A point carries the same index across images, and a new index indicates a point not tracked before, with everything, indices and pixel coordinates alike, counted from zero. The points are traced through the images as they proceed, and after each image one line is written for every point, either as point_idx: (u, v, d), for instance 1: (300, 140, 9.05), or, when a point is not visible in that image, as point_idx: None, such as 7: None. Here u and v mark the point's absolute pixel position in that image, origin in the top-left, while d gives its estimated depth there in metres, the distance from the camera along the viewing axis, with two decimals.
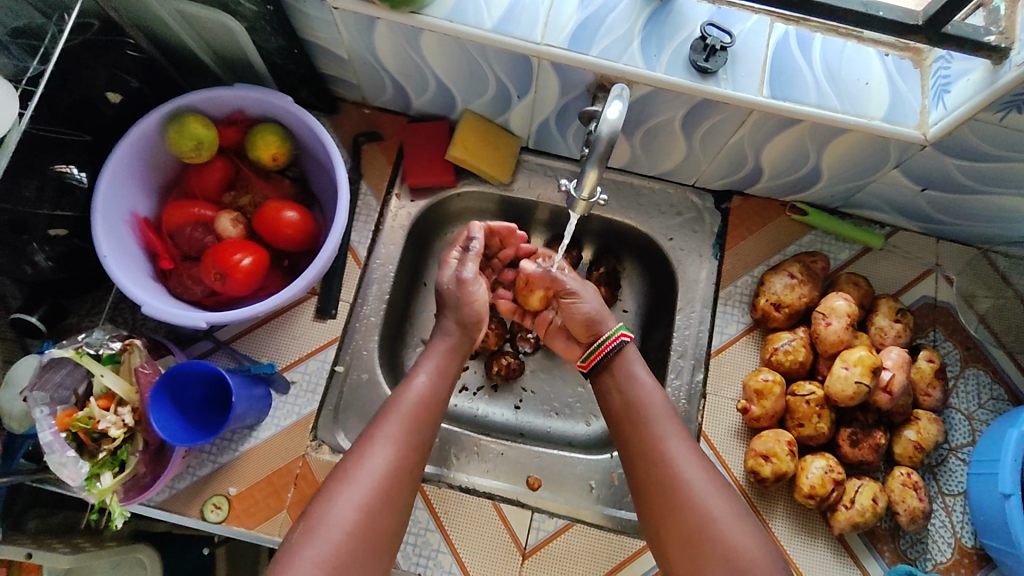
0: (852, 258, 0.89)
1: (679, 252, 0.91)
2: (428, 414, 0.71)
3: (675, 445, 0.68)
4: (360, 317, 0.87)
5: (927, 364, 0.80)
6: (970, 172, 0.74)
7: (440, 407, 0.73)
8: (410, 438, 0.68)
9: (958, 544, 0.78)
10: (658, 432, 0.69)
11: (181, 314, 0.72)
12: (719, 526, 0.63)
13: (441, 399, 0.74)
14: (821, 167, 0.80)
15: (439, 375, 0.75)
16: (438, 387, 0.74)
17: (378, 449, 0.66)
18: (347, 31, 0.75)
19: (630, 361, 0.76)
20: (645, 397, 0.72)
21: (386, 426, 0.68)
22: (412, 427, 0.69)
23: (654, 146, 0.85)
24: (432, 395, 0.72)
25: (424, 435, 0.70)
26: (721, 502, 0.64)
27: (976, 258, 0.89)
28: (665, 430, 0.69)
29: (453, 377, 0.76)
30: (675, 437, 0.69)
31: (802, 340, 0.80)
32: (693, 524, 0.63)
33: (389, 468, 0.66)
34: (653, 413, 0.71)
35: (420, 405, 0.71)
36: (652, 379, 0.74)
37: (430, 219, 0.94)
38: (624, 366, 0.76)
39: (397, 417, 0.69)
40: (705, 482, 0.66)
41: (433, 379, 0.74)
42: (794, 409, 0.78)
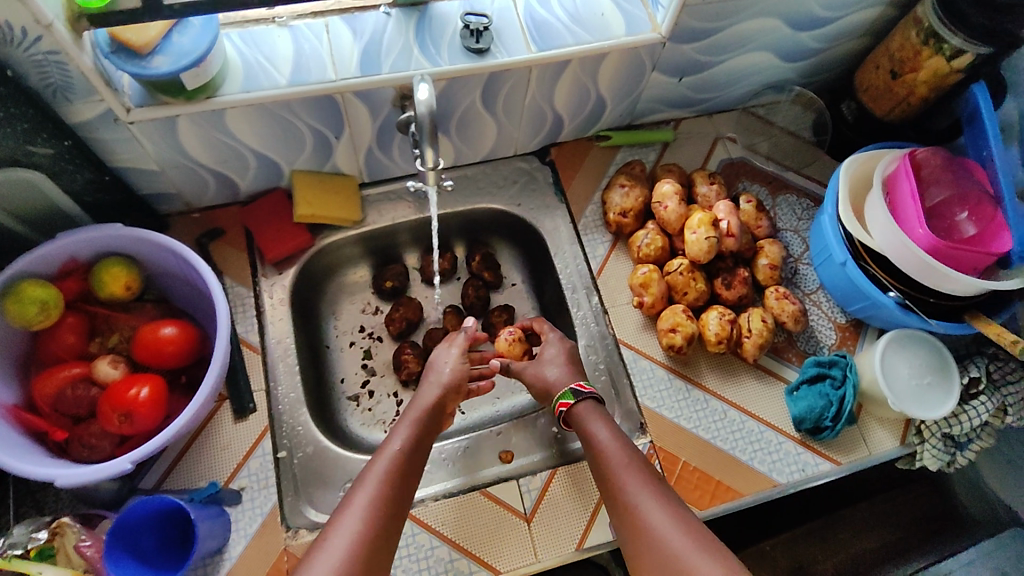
0: (659, 156, 1.05)
1: (531, 212, 1.02)
2: (403, 484, 0.70)
3: (635, 489, 0.70)
4: (280, 399, 0.86)
5: (748, 206, 0.97)
6: (702, 50, 0.93)
7: (418, 471, 0.74)
8: (384, 503, 0.68)
9: (836, 324, 0.95)
10: (623, 483, 0.71)
11: (101, 467, 0.67)
12: (676, 554, 0.64)
13: (417, 463, 0.74)
14: (603, 95, 0.96)
15: (415, 439, 0.75)
16: (413, 453, 0.74)
17: (353, 511, 0.66)
18: (150, 142, 0.77)
19: (588, 421, 0.78)
20: (604, 453, 0.74)
21: (365, 484, 0.69)
22: (391, 487, 0.69)
23: (470, 133, 0.95)
24: (406, 459, 0.72)
25: (399, 504, 0.69)
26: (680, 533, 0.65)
27: (742, 115, 1.10)
28: (630, 482, 0.71)
29: (429, 445, 0.77)
30: (635, 480, 0.71)
31: (655, 231, 0.94)
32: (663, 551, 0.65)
33: (367, 525, 0.65)
34: (615, 467, 0.72)
35: (400, 464, 0.71)
36: (610, 432, 0.76)
37: (304, 282, 0.96)
38: (583, 425, 0.78)
39: (376, 481, 0.69)
40: (665, 518, 0.67)
41: (409, 445, 0.74)
42: (674, 284, 0.91)
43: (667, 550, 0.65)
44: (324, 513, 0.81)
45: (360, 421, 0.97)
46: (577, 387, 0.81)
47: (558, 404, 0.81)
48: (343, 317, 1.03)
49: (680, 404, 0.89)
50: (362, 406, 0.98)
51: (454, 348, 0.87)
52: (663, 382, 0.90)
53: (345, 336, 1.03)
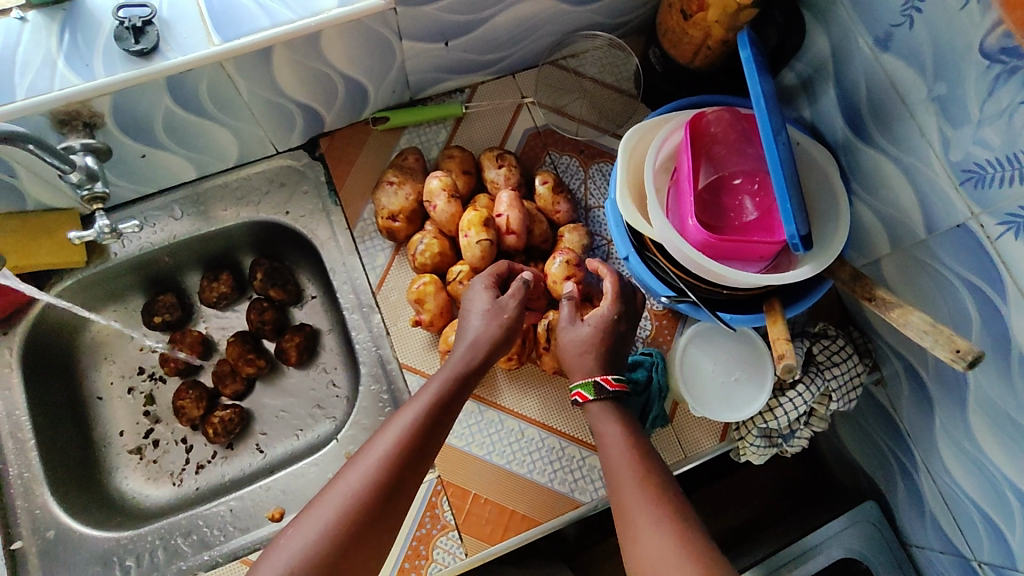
0: (449, 134, 0.91)
1: (302, 220, 0.88)
2: (405, 474, 0.61)
3: (621, 482, 0.62)
4: (13, 479, 0.76)
5: (543, 188, 0.84)
6: (454, 8, 0.75)
7: (446, 435, 0.65)
8: (388, 483, 0.59)
9: (652, 312, 0.84)
10: (613, 472, 0.64)
11: None
12: (654, 564, 0.55)
13: (442, 430, 0.65)
14: (349, 76, 0.80)
15: (441, 404, 0.65)
16: (437, 421, 0.64)
17: (327, 503, 0.58)
18: None
19: (599, 424, 0.68)
20: (606, 446, 0.66)
21: (382, 438, 0.62)
22: (410, 453, 0.61)
23: (196, 142, 0.81)
24: (428, 426, 0.63)
25: (395, 497, 0.60)
26: (661, 535, 0.57)
27: (548, 71, 0.95)
28: (624, 478, 0.62)
29: (459, 407, 0.67)
30: (633, 476, 0.62)
31: (433, 233, 0.81)
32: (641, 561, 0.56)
33: (339, 521, 0.57)
34: (607, 453, 0.65)
35: (411, 429, 0.62)
36: (620, 429, 0.66)
37: (45, 336, 0.85)
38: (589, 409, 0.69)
39: (391, 443, 0.61)
40: (648, 516, 0.58)
41: (431, 407, 0.64)
42: (455, 295, 0.80)
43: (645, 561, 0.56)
44: None
45: (144, 477, 0.87)
46: (604, 380, 0.68)
47: (576, 393, 0.69)
48: (118, 360, 0.92)
49: (473, 428, 0.79)
50: (146, 459, 0.88)
51: (481, 286, 0.73)
52: None
53: (121, 383, 0.91)
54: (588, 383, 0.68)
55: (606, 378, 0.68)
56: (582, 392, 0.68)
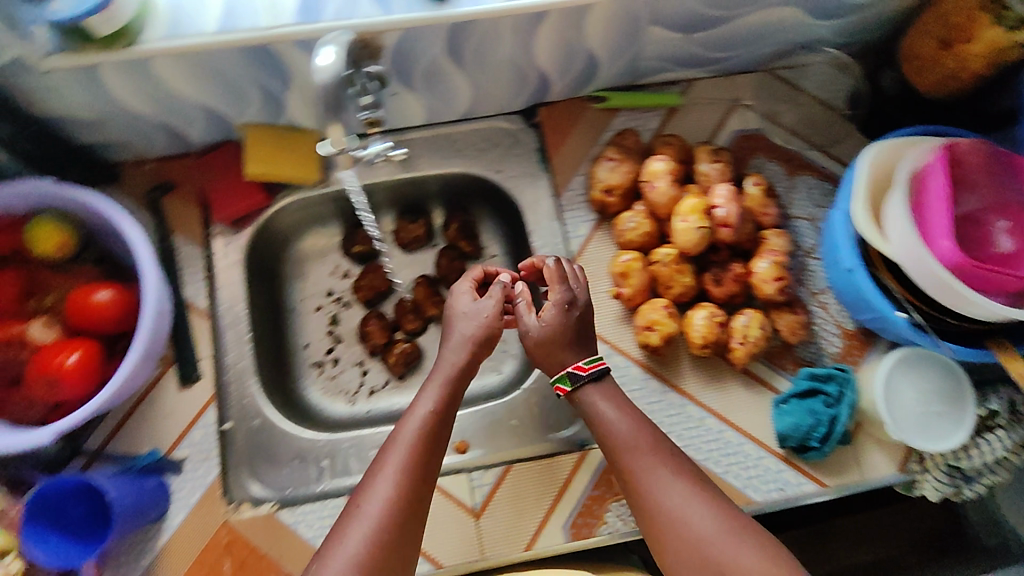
0: (662, 123, 0.92)
1: (511, 180, 0.92)
2: (432, 451, 0.66)
3: (643, 470, 0.66)
4: (228, 367, 0.82)
5: (755, 188, 0.84)
6: (713, 4, 0.77)
7: (449, 431, 0.69)
8: (422, 469, 0.65)
9: (843, 330, 0.85)
10: (630, 462, 0.67)
11: (20, 438, 0.66)
12: (705, 543, 0.61)
13: (446, 424, 0.70)
14: (594, 51, 0.82)
15: (445, 394, 0.70)
16: (444, 411, 0.69)
17: (382, 484, 0.63)
18: (71, 91, 0.70)
19: (592, 404, 0.71)
20: (621, 438, 0.68)
21: (393, 451, 0.65)
22: (416, 457, 0.65)
23: (440, 89, 0.84)
24: (439, 418, 0.68)
25: (429, 473, 0.65)
26: (705, 518, 0.62)
27: (766, 80, 0.95)
28: (642, 461, 0.67)
29: (458, 397, 0.72)
30: (661, 465, 0.66)
31: (643, 213, 0.83)
32: (694, 541, 0.61)
33: (394, 500, 0.62)
34: (619, 445, 0.68)
35: (429, 422, 0.68)
36: (617, 408, 0.70)
37: (263, 245, 0.92)
38: (585, 403, 0.72)
39: (397, 453, 0.65)
40: (687, 501, 0.64)
41: (439, 400, 0.70)
42: (658, 275, 0.82)
43: (695, 538, 0.61)
44: (269, 488, 0.79)
45: (322, 389, 0.94)
46: (577, 369, 0.72)
47: (557, 387, 0.73)
48: (310, 279, 0.98)
49: (653, 407, 0.82)
50: (325, 373, 0.95)
51: (467, 287, 0.79)
52: (637, 381, 0.83)
53: (312, 301, 0.97)
54: (564, 377, 0.72)
55: (580, 369, 0.72)
56: (559, 386, 0.72)
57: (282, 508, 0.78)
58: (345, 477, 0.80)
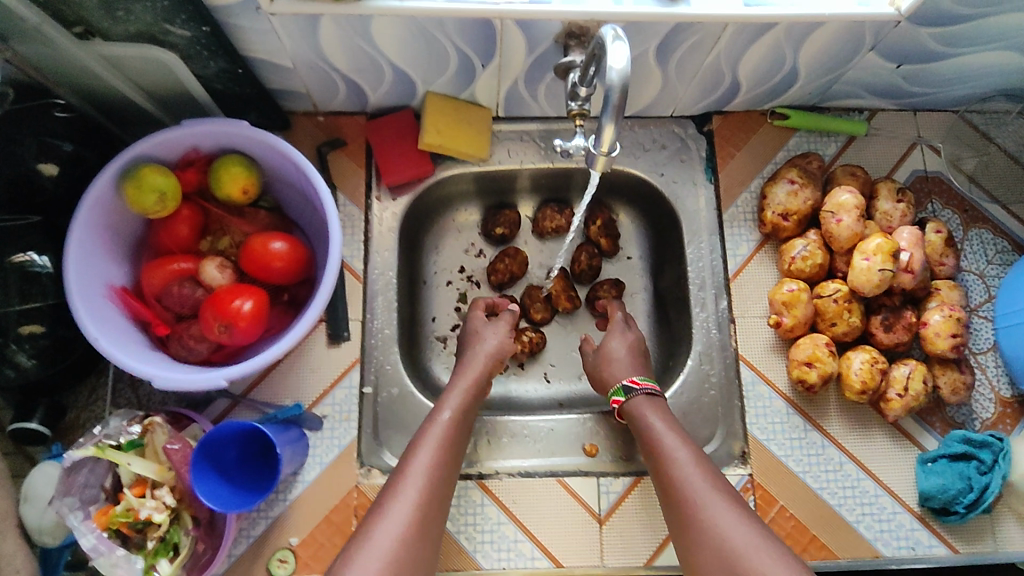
0: (840, 150, 0.88)
1: (673, 185, 0.89)
2: (449, 454, 0.68)
3: (696, 478, 0.64)
4: (375, 332, 0.83)
5: (936, 236, 0.81)
6: (942, 37, 0.74)
7: (462, 443, 0.72)
8: (437, 470, 0.66)
9: (998, 397, 0.82)
10: (677, 469, 0.66)
11: (196, 376, 0.67)
12: (739, 553, 0.57)
13: (463, 435, 0.72)
14: (798, 67, 0.79)
15: (462, 408, 0.73)
16: (461, 424, 0.72)
17: (409, 478, 0.64)
18: (287, 37, 0.69)
19: (641, 413, 0.73)
20: (669, 451, 0.68)
21: (419, 450, 0.67)
22: (442, 456, 0.67)
23: (629, 85, 0.82)
24: (457, 427, 0.71)
25: (448, 473, 0.67)
26: (744, 527, 0.59)
27: (955, 121, 0.90)
28: (679, 469, 0.66)
29: (473, 415, 0.75)
30: (695, 474, 0.65)
31: (817, 243, 0.81)
32: (721, 554, 0.58)
33: (424, 492, 0.64)
34: (668, 452, 0.68)
35: (450, 430, 0.70)
36: (663, 419, 0.71)
37: (414, 214, 0.90)
38: (637, 421, 0.73)
39: (426, 450, 0.67)
40: (728, 513, 0.61)
41: (457, 413, 0.72)
42: (823, 311, 0.79)
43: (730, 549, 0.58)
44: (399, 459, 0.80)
45: (445, 365, 0.94)
46: (630, 382, 0.76)
47: (613, 401, 0.77)
48: (444, 252, 0.97)
49: (794, 444, 0.80)
50: (448, 349, 0.94)
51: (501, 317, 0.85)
52: (780, 415, 0.81)
53: (444, 275, 0.97)
54: (619, 389, 0.76)
55: (631, 381, 0.76)
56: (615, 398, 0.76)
57: None
58: (474, 460, 0.80)
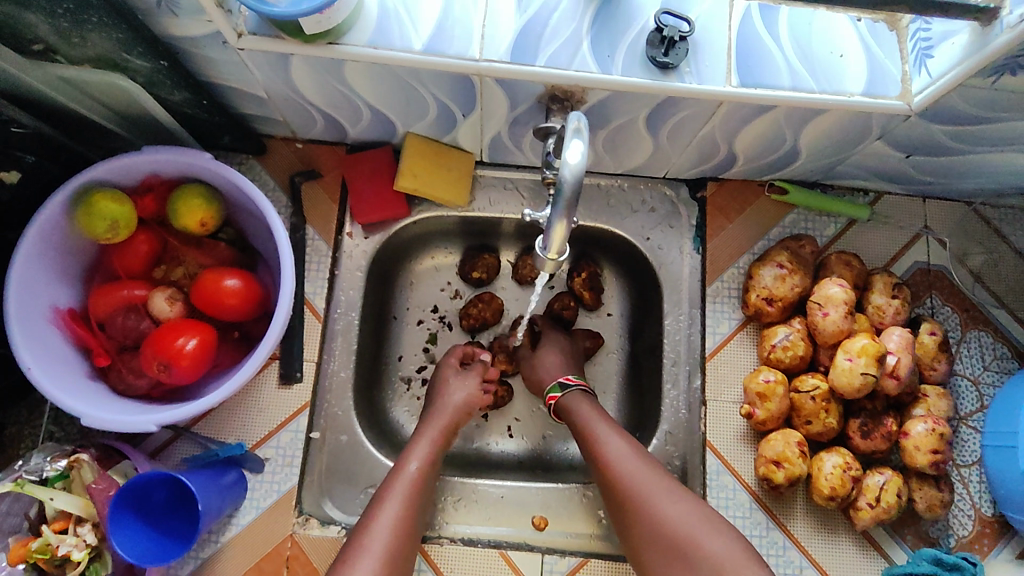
0: (839, 233, 0.84)
1: (659, 252, 0.85)
2: (417, 503, 0.67)
3: (628, 464, 0.68)
4: (329, 374, 0.80)
5: (929, 338, 0.76)
6: (956, 135, 0.69)
7: (430, 487, 0.71)
8: (404, 523, 0.65)
9: (979, 514, 0.77)
10: (609, 457, 0.70)
11: (128, 417, 0.64)
12: (678, 526, 0.63)
13: (430, 482, 0.71)
14: (799, 147, 0.74)
15: (429, 460, 0.71)
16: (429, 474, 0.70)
17: (376, 531, 0.63)
18: (258, 69, 0.66)
19: (586, 419, 0.75)
20: (610, 453, 0.70)
21: (386, 501, 0.66)
22: (408, 503, 0.66)
23: (619, 146, 0.78)
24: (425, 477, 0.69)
25: (415, 523, 0.66)
26: (678, 506, 0.64)
27: (965, 213, 0.85)
28: (629, 473, 0.68)
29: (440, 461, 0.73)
30: (647, 478, 0.67)
31: (800, 333, 0.76)
32: (662, 534, 0.63)
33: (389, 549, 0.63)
34: (599, 442, 0.71)
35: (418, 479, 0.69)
36: (609, 423, 0.73)
37: (388, 252, 0.87)
38: (570, 411, 0.77)
39: (393, 498, 0.66)
40: (663, 492, 0.65)
41: (424, 464, 0.70)
42: (798, 407, 0.75)
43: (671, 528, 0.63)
44: (340, 510, 0.77)
45: (406, 410, 0.90)
46: (566, 380, 0.80)
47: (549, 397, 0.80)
48: (418, 290, 0.93)
49: (754, 541, 0.76)
50: (411, 391, 0.91)
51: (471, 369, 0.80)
52: (742, 509, 0.77)
53: (415, 313, 0.93)
54: (555, 385, 0.80)
55: (566, 378, 0.80)
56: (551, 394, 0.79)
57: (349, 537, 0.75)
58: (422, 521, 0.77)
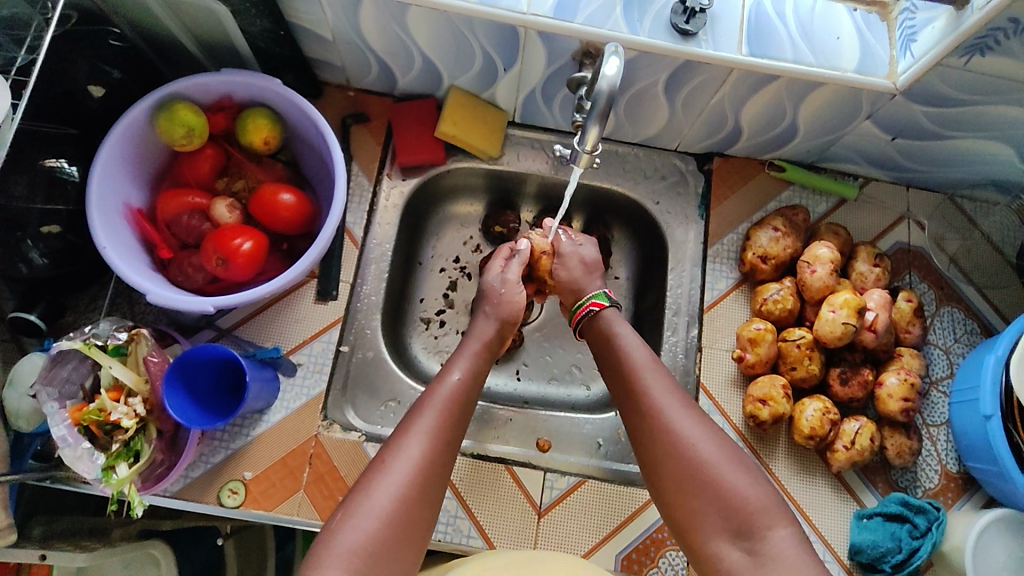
0: (829, 210, 0.93)
1: (667, 215, 0.94)
2: (457, 417, 0.67)
3: (662, 395, 0.66)
4: (362, 296, 0.88)
5: (906, 304, 0.84)
6: (936, 117, 0.78)
7: (469, 407, 0.70)
8: (442, 435, 0.65)
9: (945, 470, 0.84)
10: (646, 386, 0.68)
11: (187, 299, 0.72)
12: (711, 466, 0.61)
13: (470, 400, 0.71)
14: (798, 122, 0.84)
15: (471, 375, 0.72)
16: (470, 388, 0.70)
17: (412, 439, 0.63)
18: (331, 10, 0.75)
19: (615, 326, 0.75)
20: (638, 367, 0.69)
21: (424, 413, 0.66)
22: (445, 423, 0.66)
23: (639, 112, 0.87)
24: (464, 392, 0.69)
25: (454, 435, 0.67)
26: (712, 444, 0.63)
27: (943, 202, 0.94)
28: (656, 389, 0.67)
29: (482, 378, 0.74)
30: (670, 397, 0.66)
31: (790, 289, 0.84)
32: (690, 469, 0.62)
33: (424, 458, 0.62)
34: (638, 368, 0.69)
35: (456, 396, 0.68)
36: (635, 336, 0.73)
37: (421, 198, 0.96)
38: (606, 331, 0.75)
39: (432, 411, 0.66)
40: (696, 428, 0.64)
41: (465, 379, 0.71)
42: (785, 354, 0.82)
43: (699, 463, 0.61)
44: (361, 419, 0.84)
45: (423, 346, 0.96)
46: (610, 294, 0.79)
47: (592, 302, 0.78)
48: (444, 240, 1.01)
49: None
50: (430, 331, 0.97)
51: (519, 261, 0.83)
52: None
53: (439, 261, 1.01)
54: (601, 293, 0.78)
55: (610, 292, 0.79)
56: (597, 299, 0.77)
57: (368, 442, 0.82)
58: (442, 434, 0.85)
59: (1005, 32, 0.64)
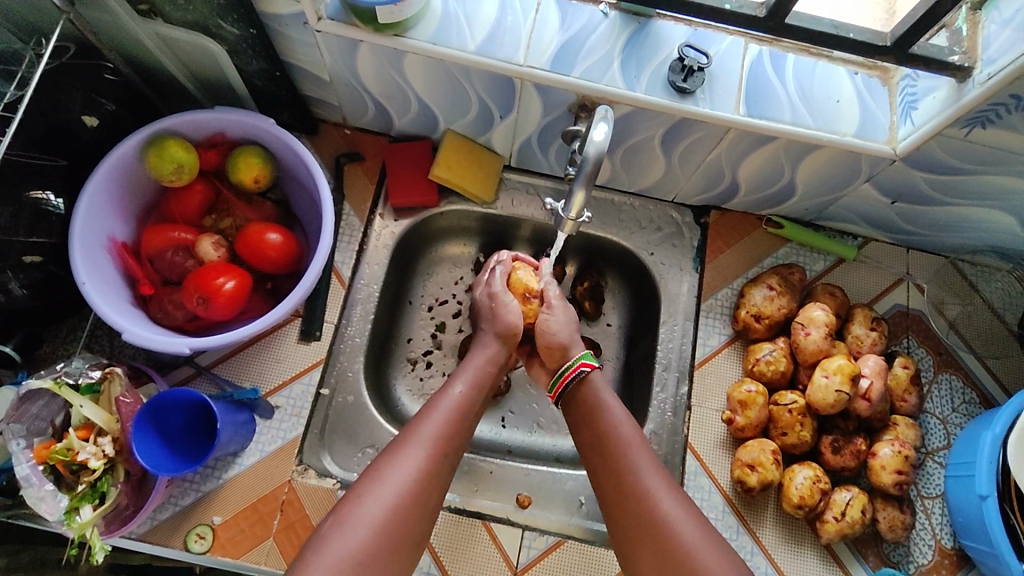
0: (827, 269, 0.91)
1: (661, 267, 0.92)
2: (460, 426, 0.69)
3: (648, 472, 0.65)
4: (345, 338, 0.86)
5: (903, 371, 0.82)
6: (937, 184, 0.77)
7: (472, 421, 0.71)
8: (441, 446, 0.66)
9: (939, 546, 0.80)
10: (626, 457, 0.67)
11: (164, 339, 0.70)
12: (687, 552, 0.60)
13: (474, 412, 0.72)
14: (795, 182, 0.83)
15: (473, 385, 0.73)
16: (471, 397, 0.72)
17: (412, 448, 0.64)
18: (328, 53, 0.75)
19: (599, 388, 0.74)
20: (618, 433, 0.69)
21: (422, 426, 0.66)
22: (447, 435, 0.67)
23: (635, 163, 0.86)
24: (465, 405, 0.70)
25: (454, 448, 0.67)
26: (696, 530, 0.61)
27: (944, 266, 0.92)
28: (637, 459, 0.67)
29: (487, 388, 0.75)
30: (651, 473, 0.66)
31: (783, 350, 0.82)
32: (668, 549, 0.60)
33: (421, 467, 0.63)
34: (621, 437, 0.68)
35: (456, 412, 0.69)
36: (620, 403, 0.72)
37: (412, 239, 0.94)
38: (588, 396, 0.73)
39: (433, 422, 0.67)
40: (676, 508, 0.63)
41: (467, 389, 0.72)
42: (777, 418, 0.80)
43: (677, 544, 0.60)
44: (337, 465, 0.81)
45: (407, 388, 0.93)
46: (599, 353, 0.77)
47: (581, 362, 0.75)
48: (435, 280, 0.99)
49: None
50: (415, 372, 0.94)
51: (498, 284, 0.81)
52: (716, 510, 0.81)
53: (428, 301, 0.98)
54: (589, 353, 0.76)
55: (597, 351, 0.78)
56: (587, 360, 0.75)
57: (344, 490, 0.79)
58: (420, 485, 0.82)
59: (1006, 107, 0.64)
